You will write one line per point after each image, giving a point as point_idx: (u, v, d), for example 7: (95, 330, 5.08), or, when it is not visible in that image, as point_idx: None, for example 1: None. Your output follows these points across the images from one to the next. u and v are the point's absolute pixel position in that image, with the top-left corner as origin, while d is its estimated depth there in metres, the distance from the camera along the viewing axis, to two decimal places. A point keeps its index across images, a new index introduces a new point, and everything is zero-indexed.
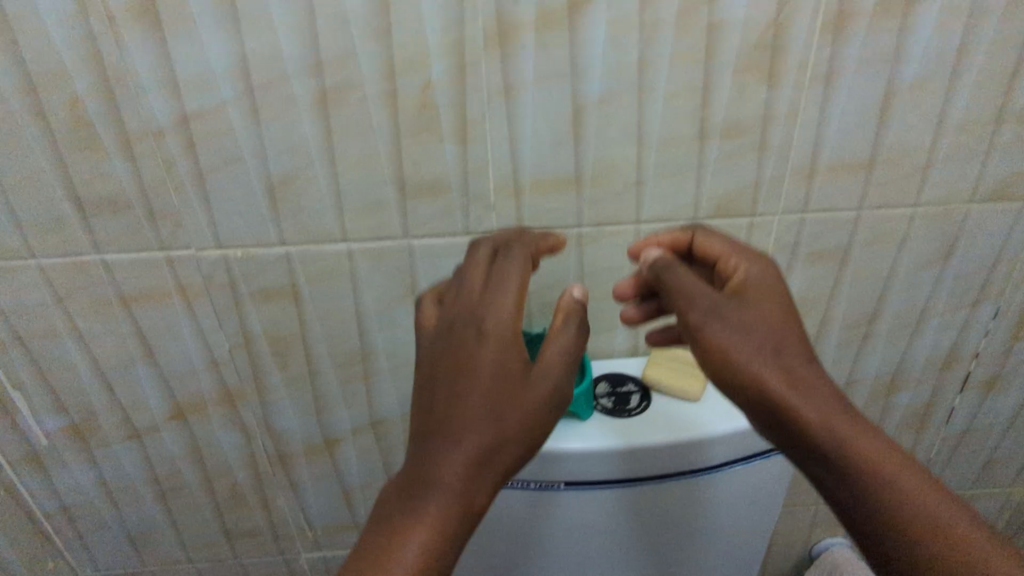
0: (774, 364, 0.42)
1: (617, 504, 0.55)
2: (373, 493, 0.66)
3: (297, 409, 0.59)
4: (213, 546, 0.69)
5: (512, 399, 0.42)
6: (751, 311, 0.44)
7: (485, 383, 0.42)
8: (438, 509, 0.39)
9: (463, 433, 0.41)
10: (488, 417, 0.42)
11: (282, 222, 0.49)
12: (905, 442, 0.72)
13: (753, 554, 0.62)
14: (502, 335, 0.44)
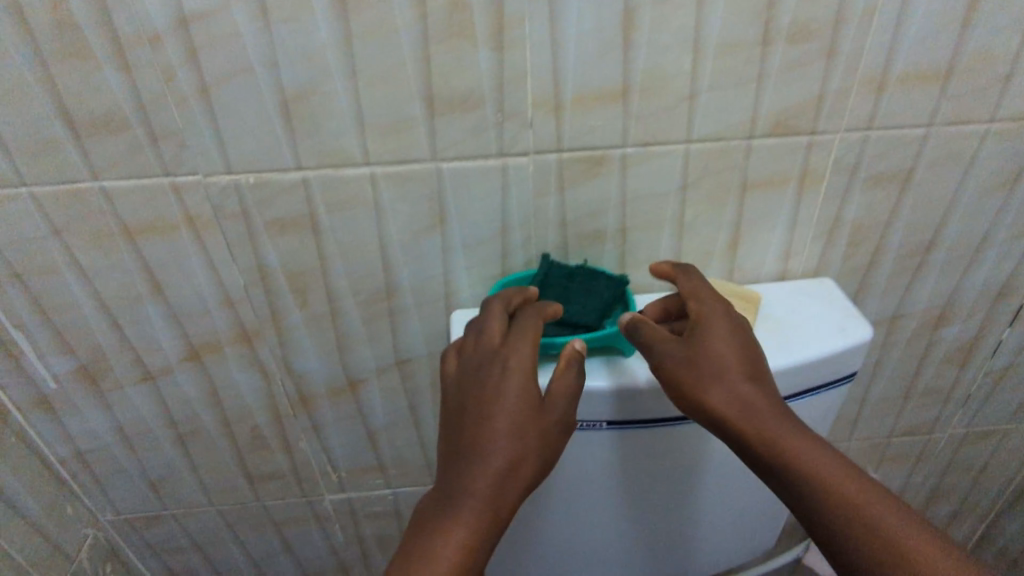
0: (721, 392, 0.43)
1: (637, 441, 0.56)
2: (398, 433, 0.64)
3: (319, 349, 0.56)
4: (234, 490, 0.67)
5: (535, 431, 0.42)
6: (702, 350, 0.45)
7: (511, 413, 0.42)
8: (465, 529, 0.39)
9: (490, 456, 0.41)
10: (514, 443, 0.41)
11: (298, 143, 0.45)
12: (947, 380, 0.70)
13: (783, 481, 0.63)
14: (524, 371, 0.43)
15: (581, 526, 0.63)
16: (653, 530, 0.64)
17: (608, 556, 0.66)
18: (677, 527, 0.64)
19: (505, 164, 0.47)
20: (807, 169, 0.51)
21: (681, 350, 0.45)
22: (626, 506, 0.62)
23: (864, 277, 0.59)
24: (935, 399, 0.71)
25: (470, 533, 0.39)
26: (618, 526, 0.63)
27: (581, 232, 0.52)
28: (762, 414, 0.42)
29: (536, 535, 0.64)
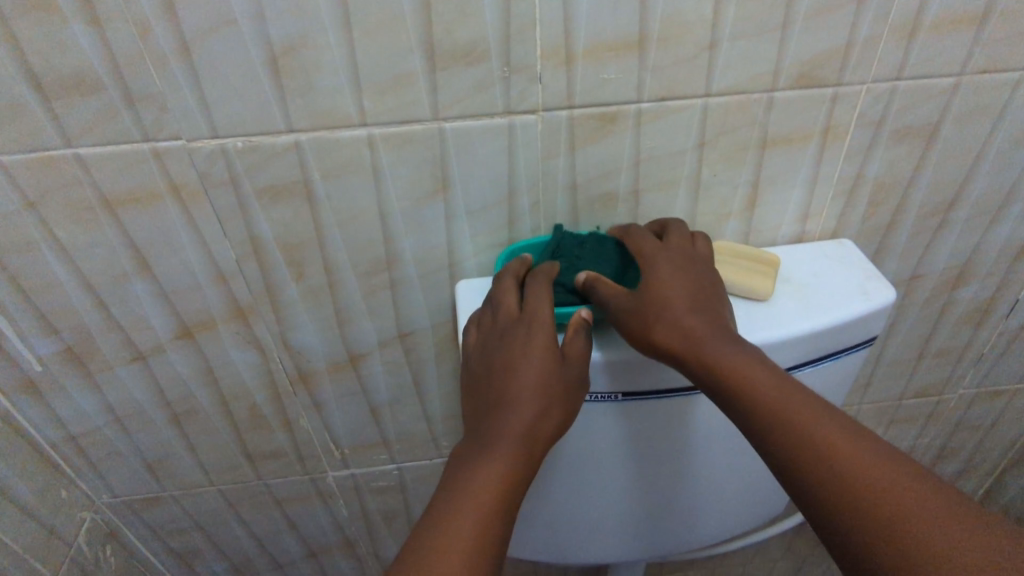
0: (664, 333, 0.42)
1: (636, 413, 0.55)
2: (402, 408, 0.62)
3: (318, 324, 0.54)
4: (235, 469, 0.65)
5: (560, 390, 0.42)
6: (648, 294, 0.43)
7: (539, 369, 0.42)
8: (497, 477, 0.38)
9: (521, 408, 0.41)
10: (541, 400, 0.41)
11: (289, 103, 0.41)
12: (961, 341, 0.68)
13: None
14: (546, 333, 0.43)
15: (582, 502, 0.63)
16: (658, 501, 0.63)
17: (615, 528, 0.66)
18: (682, 497, 0.64)
19: (512, 123, 0.44)
20: (830, 123, 0.48)
21: (629, 298, 0.44)
22: (628, 478, 0.61)
23: (883, 238, 0.57)
24: (948, 360, 0.70)
25: (505, 486, 0.38)
26: (620, 499, 0.63)
27: (592, 195, 0.49)
28: (708, 351, 0.40)
29: (540, 512, 0.64)
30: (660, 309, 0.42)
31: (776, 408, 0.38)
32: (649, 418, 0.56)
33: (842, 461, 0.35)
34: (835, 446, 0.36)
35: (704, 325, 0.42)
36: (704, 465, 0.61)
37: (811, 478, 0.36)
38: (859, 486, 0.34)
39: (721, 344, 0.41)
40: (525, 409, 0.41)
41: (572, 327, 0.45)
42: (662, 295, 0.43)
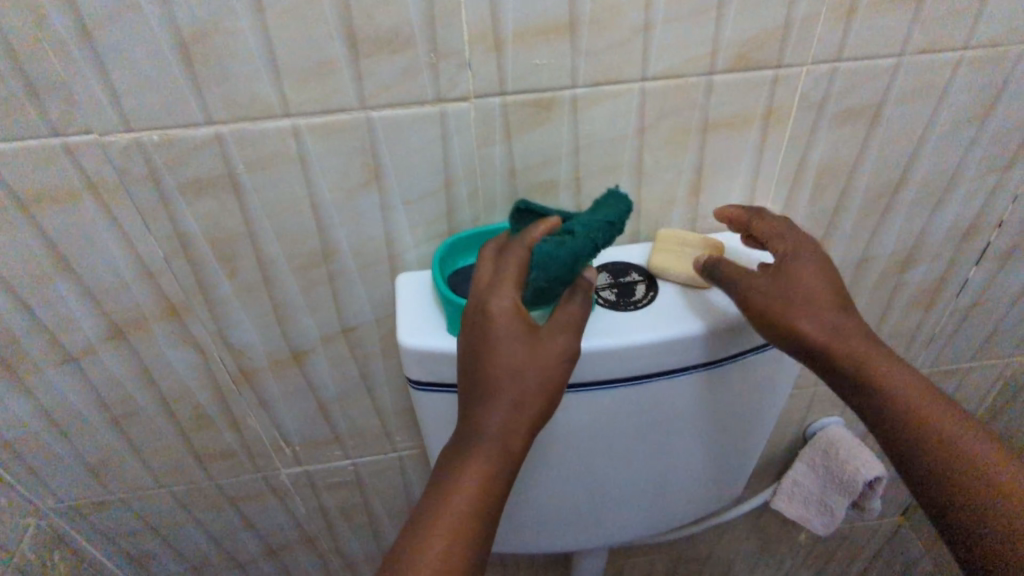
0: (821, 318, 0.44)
1: (576, 408, 0.54)
2: (352, 403, 0.61)
3: (257, 321, 0.52)
4: (183, 470, 0.64)
5: (534, 376, 0.41)
6: (796, 282, 0.44)
7: (504, 359, 0.41)
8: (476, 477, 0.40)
9: (489, 404, 0.41)
10: (517, 387, 0.41)
11: (205, 93, 0.39)
12: (913, 322, 0.68)
13: (755, 429, 0.63)
14: (510, 316, 0.41)
15: (524, 496, 0.62)
16: (604, 489, 0.63)
17: (566, 517, 0.65)
18: (641, 485, 0.63)
19: (444, 110, 0.43)
20: (772, 105, 0.47)
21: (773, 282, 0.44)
22: (570, 470, 0.60)
23: (831, 221, 0.56)
24: (902, 340, 0.70)
25: (485, 479, 0.40)
26: (576, 488, 0.62)
27: (532, 182, 0.48)
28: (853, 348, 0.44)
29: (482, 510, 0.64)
30: (816, 302, 0.44)
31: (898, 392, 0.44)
32: (590, 411, 0.54)
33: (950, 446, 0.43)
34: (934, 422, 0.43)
35: (849, 319, 0.44)
36: (664, 457, 0.61)
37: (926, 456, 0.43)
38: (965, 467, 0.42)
39: (859, 340, 0.44)
40: (503, 402, 0.41)
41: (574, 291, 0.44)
42: (808, 292, 0.44)
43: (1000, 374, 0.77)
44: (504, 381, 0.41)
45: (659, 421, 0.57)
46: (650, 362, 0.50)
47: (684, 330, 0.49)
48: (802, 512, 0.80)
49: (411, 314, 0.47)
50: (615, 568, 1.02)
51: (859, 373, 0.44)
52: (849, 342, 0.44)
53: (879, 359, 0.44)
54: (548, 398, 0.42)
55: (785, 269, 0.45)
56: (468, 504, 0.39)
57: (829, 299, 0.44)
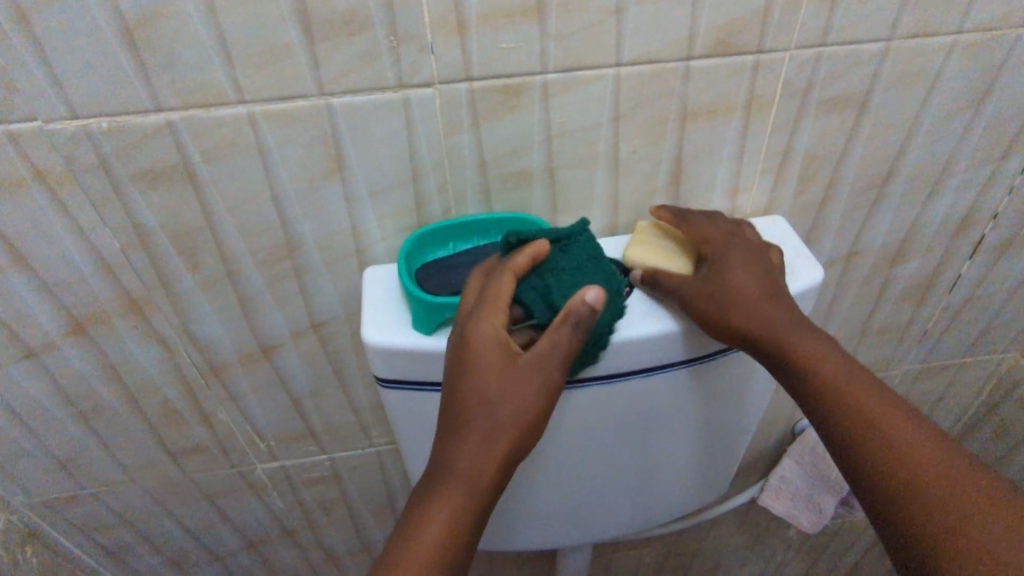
0: (750, 313, 0.44)
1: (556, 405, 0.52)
2: (326, 398, 0.60)
3: (222, 316, 0.51)
4: (156, 465, 0.63)
5: (508, 409, 0.40)
6: (723, 281, 0.45)
7: (476, 390, 0.40)
8: (448, 506, 0.39)
9: (461, 433, 0.40)
10: (487, 418, 0.40)
11: (153, 79, 0.38)
12: (904, 317, 0.67)
13: (742, 427, 0.62)
14: (489, 348, 0.40)
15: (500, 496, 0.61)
16: (584, 488, 0.62)
17: (547, 516, 0.64)
18: (625, 483, 0.62)
19: (407, 98, 0.41)
20: (754, 93, 0.45)
21: (699, 285, 0.45)
22: (548, 469, 0.59)
23: (817, 214, 0.55)
24: (892, 336, 0.68)
25: (456, 511, 0.39)
26: (558, 485, 0.61)
27: (504, 173, 0.46)
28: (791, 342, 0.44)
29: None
30: (747, 298, 0.44)
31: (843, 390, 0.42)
32: (563, 411, 0.53)
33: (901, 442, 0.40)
34: (883, 420, 0.41)
35: (781, 312, 0.44)
36: (649, 455, 0.60)
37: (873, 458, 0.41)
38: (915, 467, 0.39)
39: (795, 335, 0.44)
40: (472, 437, 0.40)
41: (564, 315, 0.40)
42: (736, 287, 0.44)
43: (994, 370, 0.75)
44: (475, 415, 0.40)
45: (643, 419, 0.55)
46: (630, 359, 0.48)
47: (658, 328, 0.47)
48: (789, 508, 0.79)
49: (377, 309, 0.46)
50: (603, 561, 1.01)
51: (802, 371, 0.43)
52: (780, 335, 0.44)
53: (819, 354, 0.43)
54: (523, 432, 0.41)
55: (714, 270, 0.45)
56: (434, 547, 0.39)
57: (757, 295, 0.44)
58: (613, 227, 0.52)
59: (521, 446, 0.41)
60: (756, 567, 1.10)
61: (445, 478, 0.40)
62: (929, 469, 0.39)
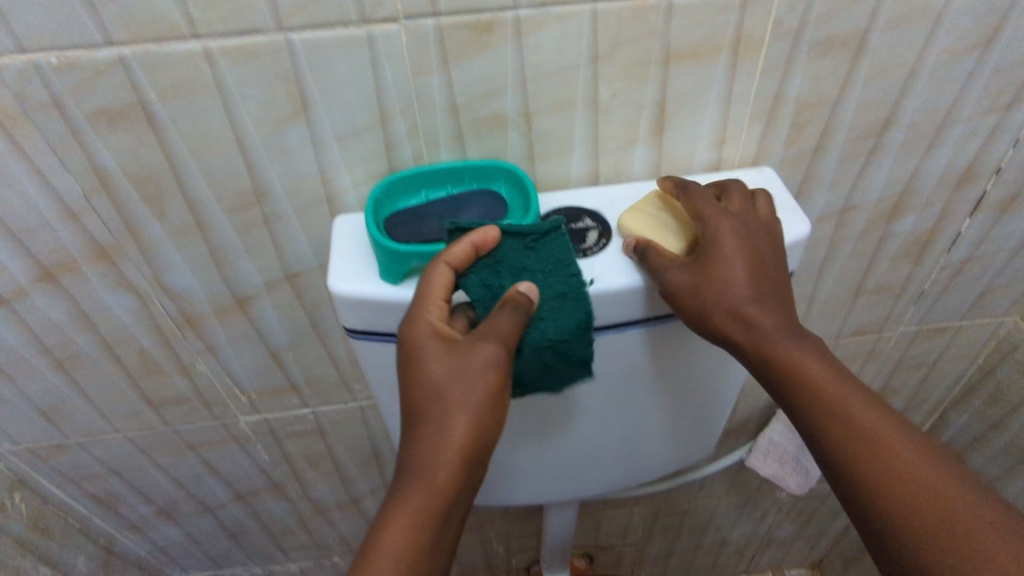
0: (739, 323, 0.42)
1: None
2: (305, 351, 0.59)
3: (193, 264, 0.50)
4: (138, 415, 0.63)
5: (453, 399, 0.40)
6: (712, 278, 0.42)
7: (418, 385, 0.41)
8: (409, 507, 0.40)
9: (414, 431, 0.41)
10: (434, 412, 0.40)
11: (100, 9, 0.36)
12: (900, 276, 0.65)
13: (729, 388, 0.60)
14: (426, 345, 0.41)
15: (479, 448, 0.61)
16: (561, 446, 0.61)
17: (528, 473, 0.64)
18: (606, 441, 0.61)
19: (371, 34, 0.39)
20: (742, 32, 0.43)
21: (686, 279, 0.42)
22: (527, 425, 0.58)
23: (809, 165, 0.52)
24: (887, 296, 0.67)
25: (417, 509, 0.39)
26: (537, 441, 0.60)
27: (477, 117, 0.44)
28: (783, 357, 0.42)
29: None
30: (740, 305, 0.42)
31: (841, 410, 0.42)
32: None
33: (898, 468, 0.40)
34: (883, 445, 0.41)
35: (772, 321, 0.42)
36: (630, 413, 0.59)
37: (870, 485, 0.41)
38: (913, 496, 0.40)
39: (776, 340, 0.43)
40: (430, 432, 0.40)
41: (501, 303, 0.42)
42: (725, 287, 0.42)
43: (993, 333, 0.73)
44: (425, 410, 0.40)
45: (623, 375, 0.54)
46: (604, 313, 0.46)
47: (632, 282, 0.45)
48: (775, 468, 0.79)
49: (343, 256, 0.45)
50: (593, 518, 1.02)
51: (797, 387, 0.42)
52: (767, 347, 0.42)
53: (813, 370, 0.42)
54: (475, 421, 0.40)
55: (707, 264, 0.43)
56: (402, 544, 0.39)
57: (743, 297, 0.42)
58: (594, 177, 0.50)
59: (482, 433, 0.41)
60: (746, 527, 1.11)
61: (406, 475, 0.40)
62: (927, 494, 0.40)
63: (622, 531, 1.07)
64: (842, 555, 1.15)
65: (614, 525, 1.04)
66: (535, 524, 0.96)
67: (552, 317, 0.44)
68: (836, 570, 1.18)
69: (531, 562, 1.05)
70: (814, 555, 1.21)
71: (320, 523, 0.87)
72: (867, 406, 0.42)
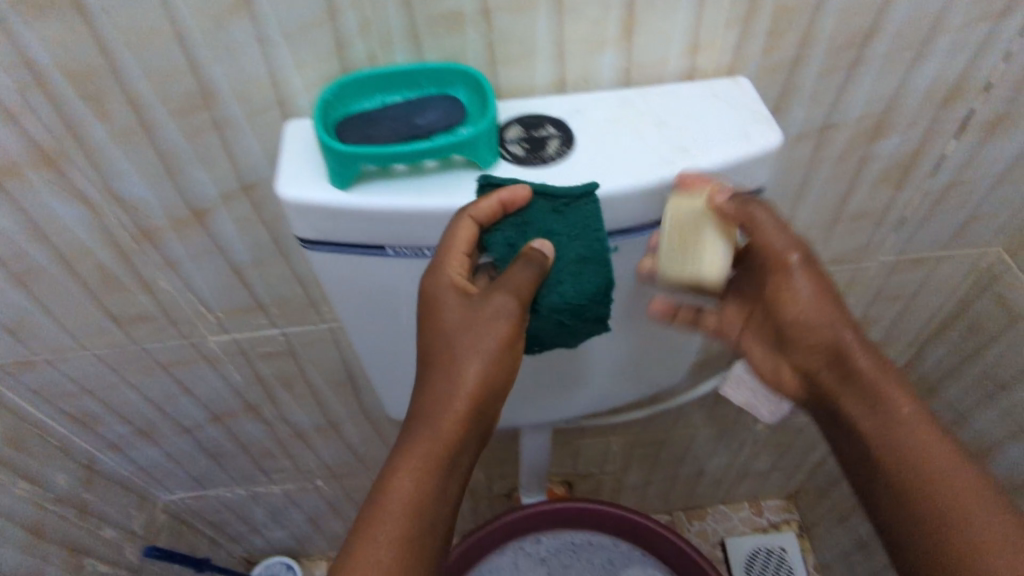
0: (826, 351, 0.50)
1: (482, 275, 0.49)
2: (269, 269, 0.58)
3: (144, 172, 0.48)
4: (105, 333, 0.62)
5: (467, 349, 0.42)
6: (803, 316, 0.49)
7: (437, 336, 0.43)
8: (420, 451, 0.43)
9: (429, 381, 0.43)
10: (451, 363, 0.43)
11: None
12: (881, 202, 0.63)
13: None
14: (451, 298, 0.42)
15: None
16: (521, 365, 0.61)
17: None
18: (568, 362, 0.61)
19: None
20: None
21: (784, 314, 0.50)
22: None
23: (789, 77, 0.50)
24: (867, 222, 0.65)
25: (428, 454, 0.43)
26: None
27: (431, 15, 0.42)
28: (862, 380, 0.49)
29: (393, 378, 0.63)
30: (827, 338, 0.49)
31: (901, 443, 0.47)
32: None
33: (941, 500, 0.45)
34: (938, 481, 0.45)
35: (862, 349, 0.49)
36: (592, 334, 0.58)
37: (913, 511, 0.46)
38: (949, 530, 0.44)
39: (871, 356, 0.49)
40: (442, 380, 0.43)
41: (522, 255, 0.44)
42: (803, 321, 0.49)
43: (975, 264, 0.72)
44: (442, 361, 0.43)
45: None
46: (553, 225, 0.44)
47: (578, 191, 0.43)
48: (747, 398, 0.79)
49: (293, 159, 0.44)
50: (572, 446, 1.04)
51: (868, 407, 0.48)
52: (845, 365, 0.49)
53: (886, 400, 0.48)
54: (488, 372, 0.43)
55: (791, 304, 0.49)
56: (413, 487, 0.42)
57: (834, 331, 0.49)
58: (559, 85, 0.48)
59: (489, 379, 0.43)
60: (723, 458, 1.13)
61: (419, 423, 0.43)
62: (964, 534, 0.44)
63: (600, 460, 1.09)
64: (817, 486, 1.18)
65: (590, 453, 1.06)
66: (513, 451, 0.97)
67: (572, 281, 0.45)
68: (809, 500, 1.22)
69: (511, 488, 1.07)
70: (790, 486, 1.24)
71: (300, 447, 0.88)
72: (936, 448, 0.46)
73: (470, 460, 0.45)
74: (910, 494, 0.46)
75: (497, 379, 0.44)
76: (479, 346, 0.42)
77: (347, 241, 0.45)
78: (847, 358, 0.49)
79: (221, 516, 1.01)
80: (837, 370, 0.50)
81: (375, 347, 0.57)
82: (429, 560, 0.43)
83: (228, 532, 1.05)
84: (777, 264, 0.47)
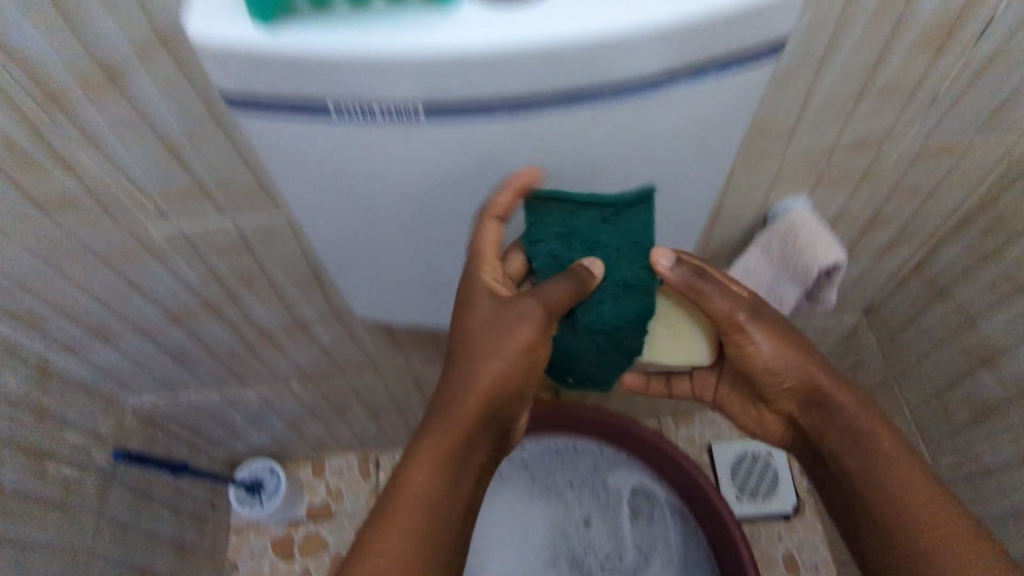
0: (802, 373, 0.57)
1: (444, 147, 0.42)
2: (207, 145, 0.50)
3: (33, 10, 0.40)
4: (29, 221, 0.55)
5: (489, 347, 0.49)
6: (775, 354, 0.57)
7: (466, 338, 0.50)
8: (438, 442, 0.49)
9: (453, 378, 0.50)
10: (478, 358, 0.49)
11: None
12: (913, 72, 0.55)
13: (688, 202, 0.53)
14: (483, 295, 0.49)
15: (395, 261, 0.56)
16: None
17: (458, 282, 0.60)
18: None
19: None
20: None
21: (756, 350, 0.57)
22: (451, 228, 0.52)
23: None
24: (898, 97, 0.57)
25: (447, 444, 0.49)
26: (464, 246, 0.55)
27: None
28: (828, 391, 0.57)
29: (355, 275, 0.59)
30: (800, 368, 0.57)
31: (866, 440, 0.56)
32: (450, 155, 0.43)
33: (901, 493, 0.53)
34: (898, 479, 0.53)
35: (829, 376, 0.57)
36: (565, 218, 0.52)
37: (876, 507, 0.54)
38: (908, 517, 0.52)
39: (844, 392, 0.57)
40: (464, 374, 0.50)
41: (569, 269, 0.51)
42: (769, 360, 0.57)
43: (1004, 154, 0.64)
44: (468, 358, 0.50)
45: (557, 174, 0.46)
46: (522, 83, 0.37)
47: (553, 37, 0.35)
48: None
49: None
50: None
51: (834, 416, 0.57)
52: (816, 385, 0.57)
53: (850, 412, 0.57)
54: (507, 371, 0.50)
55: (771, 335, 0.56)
56: (427, 474, 0.48)
57: (810, 366, 0.57)
58: None
59: (506, 381, 0.50)
60: None
61: (441, 414, 0.50)
62: (920, 516, 0.52)
63: None
64: None
65: None
66: None
67: (612, 302, 0.53)
68: None
69: None
70: None
71: (270, 350, 0.83)
72: (893, 444, 0.55)
73: (481, 459, 0.51)
74: (870, 495, 0.54)
75: (513, 380, 0.50)
76: (502, 349, 0.49)
77: (276, 100, 0.38)
78: (822, 395, 0.57)
79: (197, 420, 0.98)
80: (814, 389, 0.58)
81: (330, 228, 0.52)
82: (437, 545, 0.47)
83: (207, 436, 1.03)
84: (727, 323, 0.55)
